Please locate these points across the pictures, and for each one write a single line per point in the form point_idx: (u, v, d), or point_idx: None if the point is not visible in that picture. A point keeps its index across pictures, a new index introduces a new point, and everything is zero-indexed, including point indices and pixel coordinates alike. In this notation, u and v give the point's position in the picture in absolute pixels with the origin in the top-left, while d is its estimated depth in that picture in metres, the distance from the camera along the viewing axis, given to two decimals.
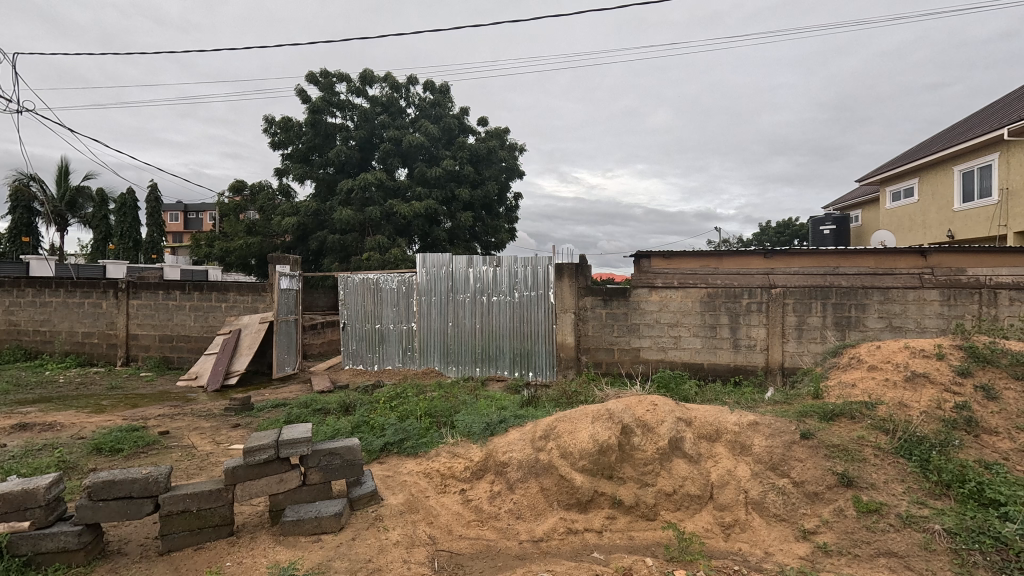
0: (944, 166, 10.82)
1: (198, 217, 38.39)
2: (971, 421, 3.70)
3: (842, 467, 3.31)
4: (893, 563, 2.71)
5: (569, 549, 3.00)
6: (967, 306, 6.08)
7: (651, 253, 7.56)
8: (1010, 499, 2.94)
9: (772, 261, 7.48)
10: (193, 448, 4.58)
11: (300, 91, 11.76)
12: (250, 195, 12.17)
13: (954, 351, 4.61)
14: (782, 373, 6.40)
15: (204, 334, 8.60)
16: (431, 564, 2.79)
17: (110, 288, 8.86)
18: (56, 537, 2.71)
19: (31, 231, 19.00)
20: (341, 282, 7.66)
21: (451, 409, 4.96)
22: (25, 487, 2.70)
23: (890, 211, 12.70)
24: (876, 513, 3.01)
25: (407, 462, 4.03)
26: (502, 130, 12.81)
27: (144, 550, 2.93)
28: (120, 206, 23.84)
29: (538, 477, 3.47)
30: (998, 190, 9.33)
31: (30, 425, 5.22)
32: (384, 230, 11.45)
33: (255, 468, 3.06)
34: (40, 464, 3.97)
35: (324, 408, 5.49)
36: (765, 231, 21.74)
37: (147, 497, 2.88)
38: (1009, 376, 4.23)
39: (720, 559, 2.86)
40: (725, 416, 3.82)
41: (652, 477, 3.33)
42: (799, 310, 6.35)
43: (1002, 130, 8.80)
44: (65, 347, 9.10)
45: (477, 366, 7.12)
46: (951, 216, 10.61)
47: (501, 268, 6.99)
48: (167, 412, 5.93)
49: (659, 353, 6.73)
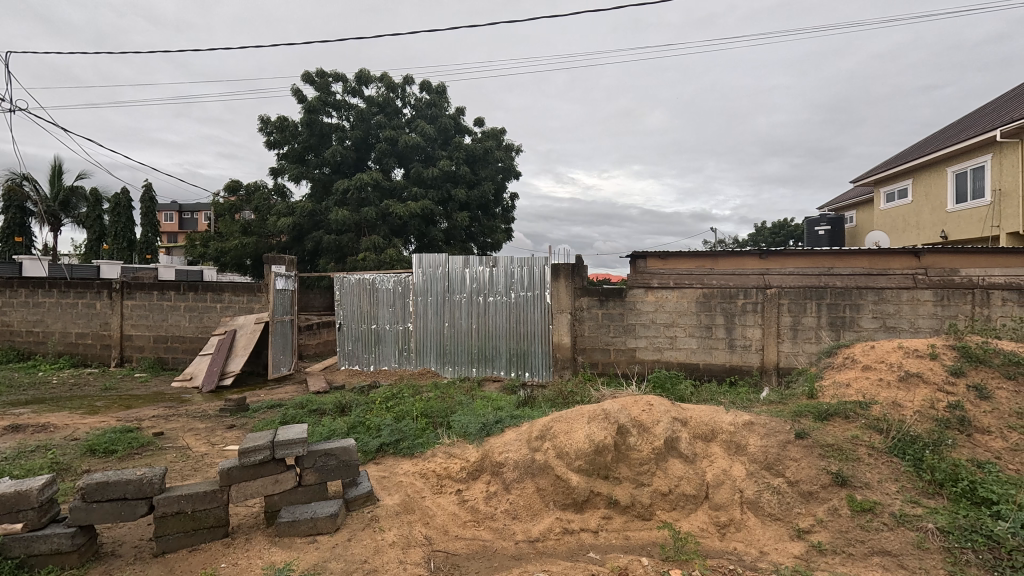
0: (938, 167, 10.89)
1: (193, 217, 38.22)
2: (963, 421, 3.73)
3: (836, 466, 3.33)
4: (886, 562, 2.72)
5: (565, 549, 3.01)
6: (960, 306, 6.13)
7: (646, 254, 7.57)
8: (1002, 498, 2.97)
9: (767, 261, 7.51)
10: (188, 449, 4.56)
11: (295, 92, 11.75)
12: (245, 195, 12.12)
13: (948, 351, 4.64)
14: (777, 373, 6.43)
15: (198, 335, 8.57)
16: (427, 565, 2.79)
17: (104, 288, 8.81)
18: (49, 539, 2.69)
19: (24, 231, 18.88)
20: (337, 283, 7.65)
21: (447, 410, 4.95)
22: (17, 489, 2.68)
23: (884, 212, 12.77)
24: (870, 512, 3.03)
25: (402, 463, 4.02)
26: (499, 130, 12.80)
27: (138, 552, 2.92)
28: (114, 205, 23.71)
29: (534, 478, 3.47)
30: (991, 191, 9.39)
31: (23, 426, 5.18)
32: (380, 231, 11.44)
33: (249, 469, 3.04)
34: (33, 465, 3.95)
35: (320, 408, 5.48)
36: (760, 232, 21.82)
37: (141, 499, 2.86)
38: (1001, 376, 4.27)
39: (715, 558, 2.87)
40: (721, 416, 3.84)
41: (647, 477, 3.34)
42: (794, 310, 6.38)
43: (995, 132, 8.86)
44: (58, 348, 9.04)
45: (473, 366, 7.11)
46: (944, 217, 10.68)
47: (497, 269, 7.00)
48: (161, 414, 5.90)
49: (655, 353, 6.75)
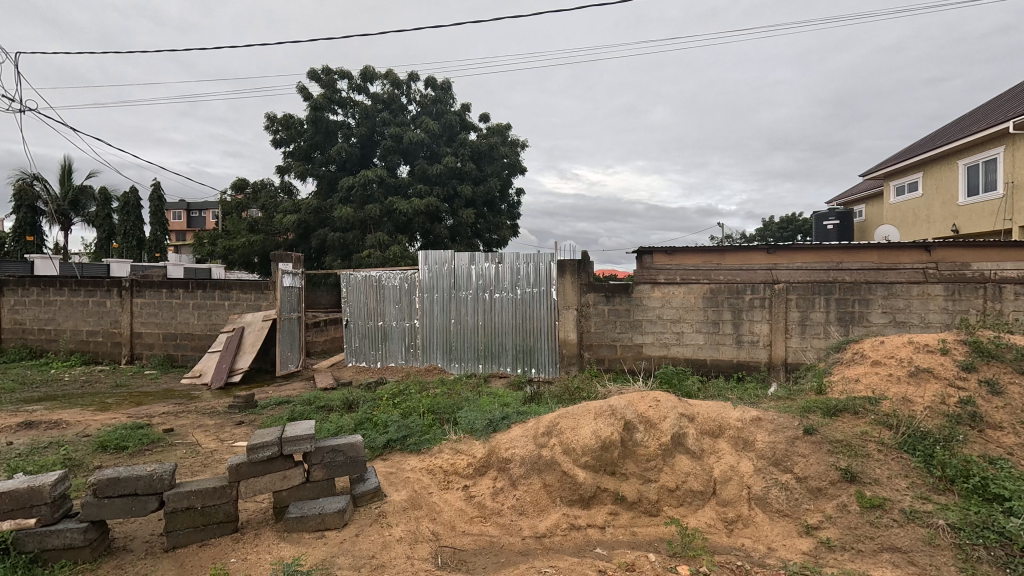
0: (949, 160, 10.74)
1: (200, 216, 38.62)
2: (975, 416, 3.69)
3: (845, 462, 3.30)
4: (896, 558, 2.70)
5: (572, 545, 3.01)
6: (971, 301, 6.04)
7: (653, 248, 7.34)
8: (1014, 494, 2.93)
9: (775, 256, 7.34)
10: (197, 446, 4.61)
11: (301, 89, 11.79)
12: (251, 194, 12.42)
13: (959, 346, 4.59)
14: (785, 369, 6.40)
15: (207, 332, 8.63)
16: (434, 561, 2.79)
17: (114, 286, 8.89)
18: (61, 535, 2.72)
19: (36, 231, 19.17)
20: (343, 280, 7.67)
21: (454, 406, 4.97)
22: (30, 485, 2.71)
23: (895, 206, 12.62)
24: (878, 509, 3.00)
25: (409, 459, 4.04)
26: (503, 126, 12.74)
27: (149, 547, 2.95)
28: (122, 205, 23.91)
29: (540, 474, 3.48)
30: (1003, 184, 9.23)
31: (36, 422, 5.25)
32: (385, 227, 11.44)
33: (258, 465, 3.07)
34: (46, 461, 4.00)
35: (327, 405, 5.52)
36: (767, 228, 21.79)
37: (152, 494, 2.89)
38: (1013, 371, 4.22)
39: (722, 555, 2.86)
40: (728, 412, 3.81)
41: (654, 473, 3.33)
42: (802, 306, 6.33)
43: (1007, 125, 8.73)
44: (69, 345, 9.15)
45: (480, 362, 7.12)
46: (956, 210, 10.55)
47: (503, 266, 6.98)
48: (170, 410, 5.94)
49: (662, 349, 6.72)
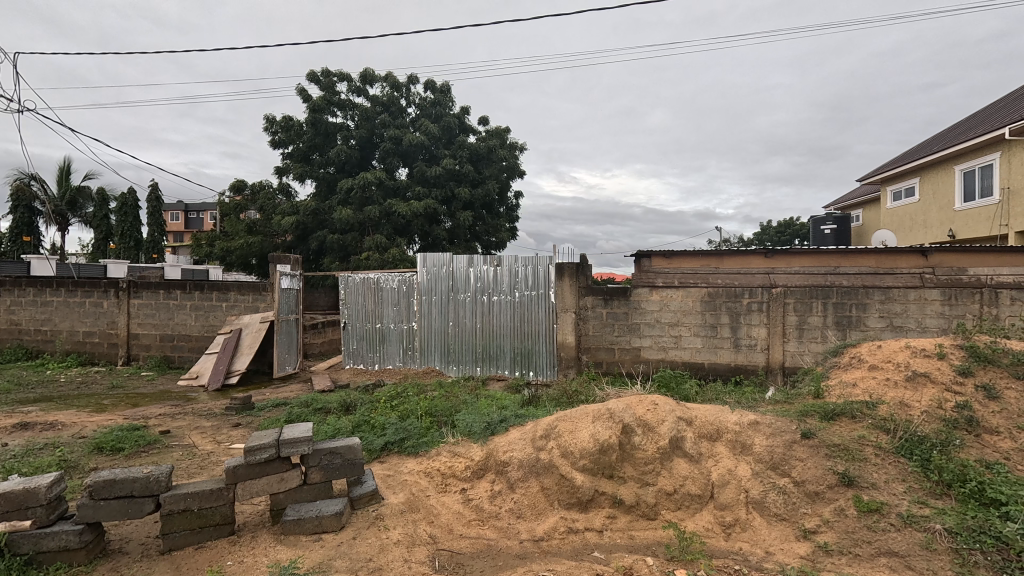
0: (945, 166, 10.80)
1: (199, 217, 38.56)
2: (971, 421, 3.70)
3: (842, 466, 3.30)
4: (894, 563, 2.70)
5: (570, 548, 3.01)
6: (968, 305, 6.07)
7: (651, 252, 7.36)
8: (1011, 499, 2.94)
9: (772, 260, 7.37)
10: (194, 448, 4.59)
11: (300, 90, 11.80)
12: (250, 195, 12.33)
13: (955, 351, 4.60)
14: (782, 373, 6.41)
15: (204, 334, 8.61)
16: (431, 564, 2.79)
17: (111, 287, 8.86)
18: (56, 537, 2.70)
19: (32, 231, 19.05)
20: (342, 282, 7.66)
21: (451, 409, 4.96)
22: (26, 487, 2.70)
23: (892, 211, 12.66)
24: (876, 513, 3.00)
25: (407, 462, 4.03)
26: (503, 129, 12.79)
27: (144, 549, 2.94)
28: (120, 206, 23.85)
29: (538, 477, 3.47)
30: (999, 190, 9.28)
31: (31, 424, 5.22)
32: (383, 229, 11.42)
33: (255, 467, 3.06)
34: (41, 463, 3.97)
35: (325, 407, 5.50)
36: (765, 232, 21.86)
37: (148, 496, 2.87)
38: (1009, 376, 4.23)
39: (720, 559, 2.86)
40: (726, 416, 3.81)
41: (652, 477, 3.34)
42: (799, 310, 6.35)
43: (1003, 130, 8.77)
44: (66, 346, 9.11)
45: (478, 365, 7.11)
46: (952, 216, 10.60)
47: (502, 268, 6.99)
48: (167, 412, 5.92)
49: (660, 353, 6.73)
